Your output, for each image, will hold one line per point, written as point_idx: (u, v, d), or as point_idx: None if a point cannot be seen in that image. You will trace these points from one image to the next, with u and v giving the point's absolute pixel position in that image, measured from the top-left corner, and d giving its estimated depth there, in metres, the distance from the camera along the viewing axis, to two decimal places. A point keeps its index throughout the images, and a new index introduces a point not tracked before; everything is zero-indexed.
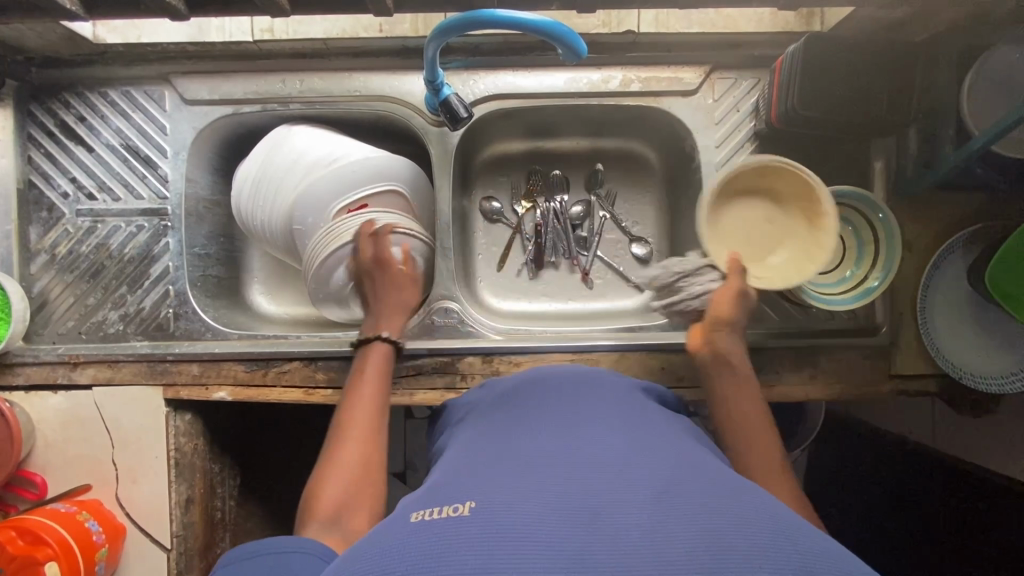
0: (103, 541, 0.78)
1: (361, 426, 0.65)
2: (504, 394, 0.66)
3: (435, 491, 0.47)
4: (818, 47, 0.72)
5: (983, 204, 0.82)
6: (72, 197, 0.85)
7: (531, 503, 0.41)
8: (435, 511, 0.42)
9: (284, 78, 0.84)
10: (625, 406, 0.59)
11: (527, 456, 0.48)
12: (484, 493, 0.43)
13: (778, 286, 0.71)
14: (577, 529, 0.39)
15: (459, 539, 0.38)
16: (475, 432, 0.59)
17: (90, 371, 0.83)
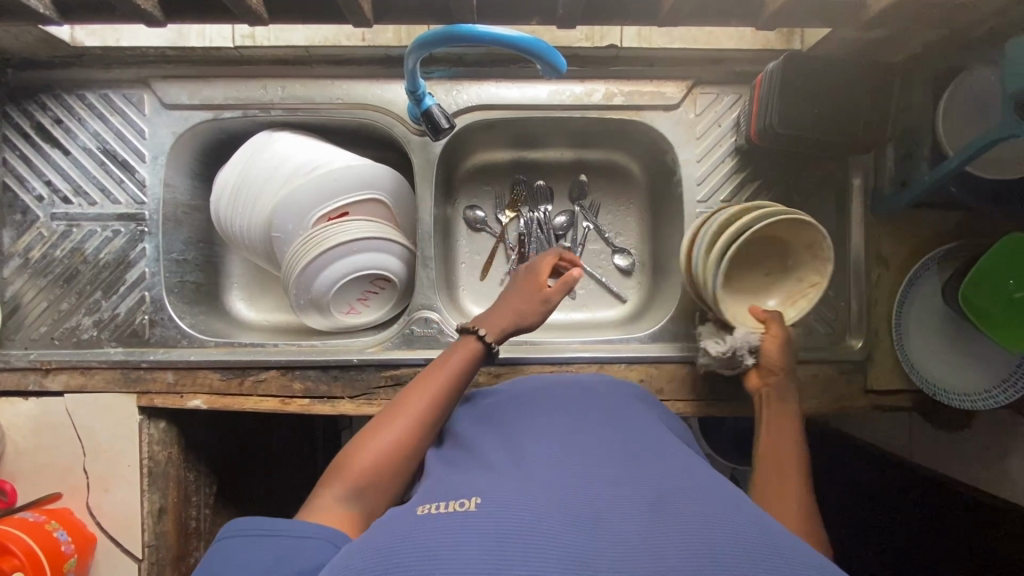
0: (72, 552, 0.77)
1: (416, 409, 0.63)
2: (499, 405, 0.65)
3: (438, 492, 0.47)
4: (798, 65, 0.73)
5: (959, 223, 0.83)
6: (47, 201, 0.84)
7: (532, 508, 0.41)
8: (441, 506, 0.44)
9: (265, 85, 0.83)
10: (614, 416, 0.59)
11: (531, 464, 0.49)
12: (490, 493, 0.44)
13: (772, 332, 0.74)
14: (577, 533, 0.39)
15: (460, 540, 0.38)
16: (474, 438, 0.59)
17: (63, 378, 0.82)
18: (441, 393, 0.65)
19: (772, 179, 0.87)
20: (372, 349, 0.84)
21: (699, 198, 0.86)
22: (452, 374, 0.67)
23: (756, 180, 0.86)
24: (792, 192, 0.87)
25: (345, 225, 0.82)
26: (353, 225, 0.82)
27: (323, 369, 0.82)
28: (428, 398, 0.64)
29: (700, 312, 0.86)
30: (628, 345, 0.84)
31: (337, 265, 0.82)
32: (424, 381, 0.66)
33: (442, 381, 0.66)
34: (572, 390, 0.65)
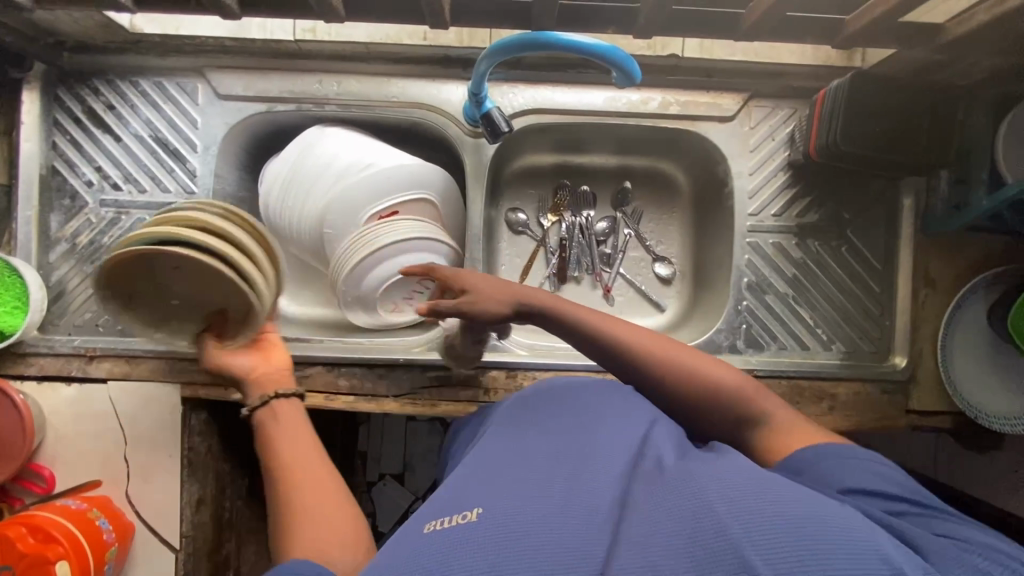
0: (112, 540, 0.77)
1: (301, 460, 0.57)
2: (528, 392, 0.64)
3: (447, 492, 0.48)
4: (863, 83, 0.73)
5: (1005, 247, 0.84)
6: (96, 186, 0.83)
7: (530, 508, 0.42)
8: (447, 519, 0.44)
9: (321, 79, 0.83)
10: (632, 401, 0.57)
11: (534, 456, 0.49)
12: (495, 485, 0.46)
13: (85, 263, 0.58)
14: (569, 532, 0.40)
15: (465, 547, 0.40)
16: (489, 426, 0.59)
17: (107, 365, 0.82)
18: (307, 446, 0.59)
19: (823, 196, 0.87)
20: (417, 349, 0.83)
21: (749, 212, 0.86)
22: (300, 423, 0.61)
23: (788, 187, 0.86)
24: (841, 209, 0.87)
25: (403, 224, 0.81)
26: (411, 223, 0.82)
27: (368, 367, 0.82)
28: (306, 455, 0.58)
29: (745, 326, 0.85)
30: None
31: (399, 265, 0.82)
32: (279, 455, 0.57)
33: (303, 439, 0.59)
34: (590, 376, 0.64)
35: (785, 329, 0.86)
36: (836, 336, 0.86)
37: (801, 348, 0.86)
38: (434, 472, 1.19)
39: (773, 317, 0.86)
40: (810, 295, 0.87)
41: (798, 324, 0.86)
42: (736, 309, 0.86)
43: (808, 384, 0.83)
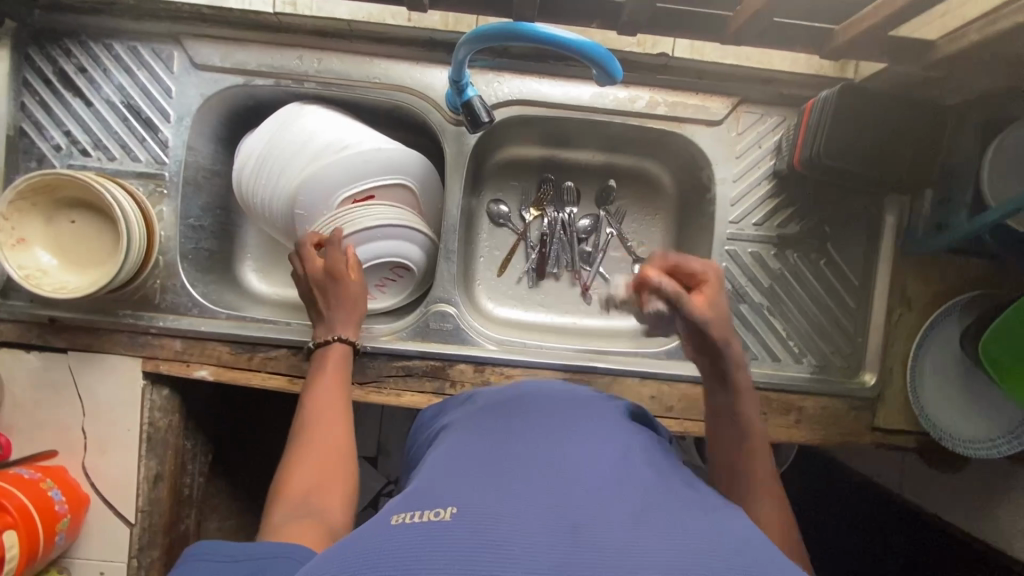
0: (65, 512, 0.76)
1: (322, 410, 0.68)
2: (492, 403, 0.61)
3: (414, 492, 0.43)
4: (852, 95, 0.71)
5: (984, 271, 0.83)
6: (64, 151, 0.80)
7: (511, 510, 0.37)
8: (415, 514, 0.38)
9: (301, 55, 0.81)
10: (612, 420, 0.54)
11: (509, 462, 0.44)
12: (467, 489, 0.41)
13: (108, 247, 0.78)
14: (554, 533, 0.35)
15: (438, 545, 0.34)
16: (450, 437, 0.55)
17: (68, 335, 0.80)
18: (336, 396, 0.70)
19: (806, 208, 0.86)
20: (384, 337, 0.82)
21: (731, 219, 0.85)
22: (338, 369, 0.73)
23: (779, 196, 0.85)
24: (823, 223, 0.86)
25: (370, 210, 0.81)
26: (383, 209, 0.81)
27: None
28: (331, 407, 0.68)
29: None
30: (644, 359, 0.84)
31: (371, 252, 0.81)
32: (313, 398, 0.69)
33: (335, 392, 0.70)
34: (571, 399, 0.60)
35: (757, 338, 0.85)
36: (808, 350, 0.86)
37: (772, 359, 0.85)
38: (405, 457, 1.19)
39: (747, 327, 0.85)
40: (785, 307, 0.86)
41: (772, 336, 0.85)
42: None
43: (776, 396, 0.83)
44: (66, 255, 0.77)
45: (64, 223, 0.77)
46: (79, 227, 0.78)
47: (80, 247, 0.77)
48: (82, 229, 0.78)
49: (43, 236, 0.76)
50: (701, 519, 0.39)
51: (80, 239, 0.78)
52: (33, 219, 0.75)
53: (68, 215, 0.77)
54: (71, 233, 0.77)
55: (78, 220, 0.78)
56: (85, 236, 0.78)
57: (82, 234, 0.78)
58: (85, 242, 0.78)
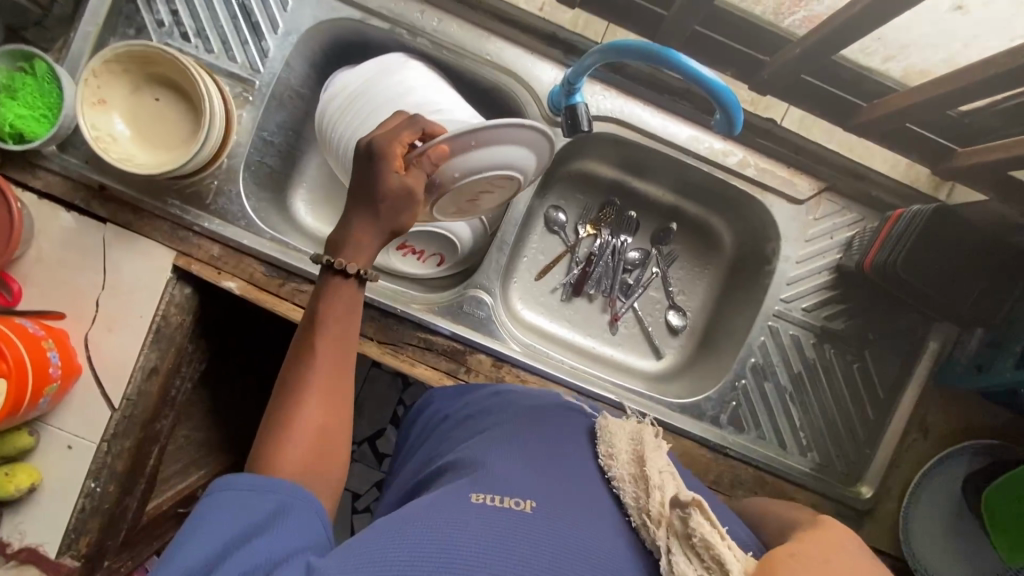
0: (57, 377, 0.75)
1: (321, 367, 0.56)
2: (536, 394, 0.64)
3: (483, 469, 0.47)
4: (943, 218, 0.72)
5: (1006, 423, 0.83)
6: (165, 29, 0.80)
7: (590, 520, 0.42)
8: (496, 498, 0.43)
9: (423, 11, 0.81)
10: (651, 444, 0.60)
11: (574, 467, 0.48)
12: (541, 488, 0.44)
13: (184, 133, 0.77)
14: (627, 554, 0.40)
15: (526, 538, 0.39)
16: (504, 414, 0.59)
17: (110, 207, 0.79)
18: (341, 354, 0.58)
19: (856, 309, 0.86)
20: (416, 306, 0.82)
21: (782, 296, 0.85)
22: (351, 318, 0.59)
23: (835, 290, 0.85)
24: (869, 329, 0.86)
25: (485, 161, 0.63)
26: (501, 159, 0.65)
27: (364, 306, 0.80)
28: (333, 370, 0.57)
29: (735, 404, 0.84)
30: (655, 405, 0.84)
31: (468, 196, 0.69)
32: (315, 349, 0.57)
33: (342, 350, 0.58)
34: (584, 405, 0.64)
35: (770, 418, 0.85)
36: (815, 446, 0.85)
37: (779, 444, 0.85)
38: (380, 426, 1.17)
39: (765, 405, 0.85)
40: (807, 398, 0.86)
41: (785, 421, 0.85)
42: (733, 384, 0.85)
43: (770, 479, 0.83)
44: (139, 130, 0.76)
45: (145, 98, 0.76)
46: (158, 105, 0.77)
47: (154, 125, 0.77)
48: (162, 109, 0.77)
49: (121, 106, 0.75)
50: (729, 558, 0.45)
51: (156, 117, 0.77)
52: (118, 86, 0.74)
53: (152, 90, 0.76)
54: (150, 110, 0.76)
55: (159, 99, 0.77)
56: (162, 116, 0.77)
57: (159, 113, 0.77)
58: (161, 121, 0.77)
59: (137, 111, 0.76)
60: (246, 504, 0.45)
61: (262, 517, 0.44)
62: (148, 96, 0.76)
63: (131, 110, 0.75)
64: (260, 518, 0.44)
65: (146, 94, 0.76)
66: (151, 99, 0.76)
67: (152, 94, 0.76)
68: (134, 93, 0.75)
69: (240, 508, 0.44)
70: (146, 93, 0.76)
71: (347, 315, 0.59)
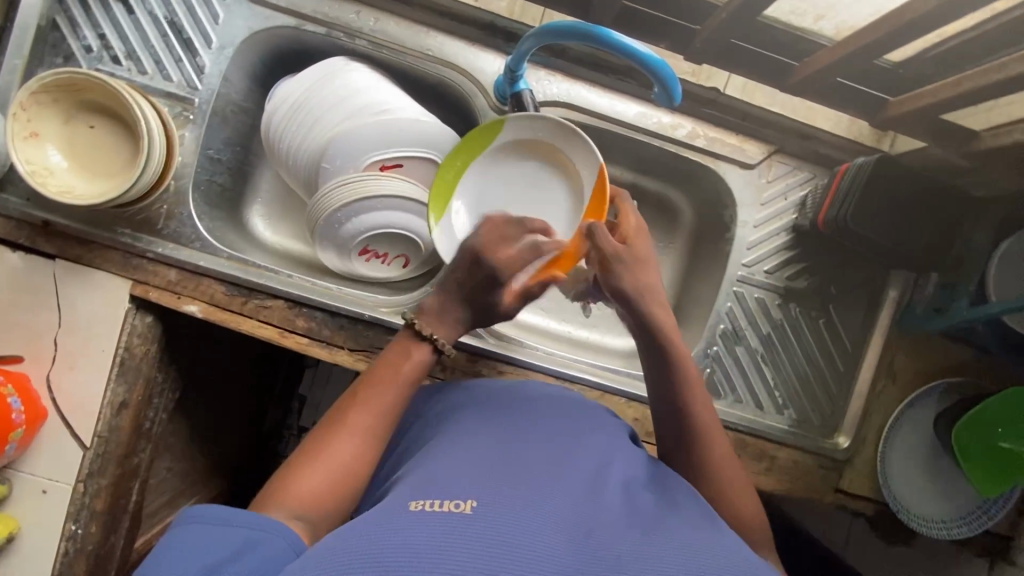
0: (21, 422, 0.73)
1: (370, 411, 0.57)
2: (496, 397, 0.64)
3: (428, 479, 0.47)
4: (887, 168, 0.74)
5: (970, 359, 0.86)
6: (94, 54, 0.77)
7: (531, 516, 0.41)
8: (434, 503, 0.42)
9: (359, 11, 0.80)
10: (616, 435, 0.60)
11: (525, 466, 0.48)
12: (482, 490, 0.44)
13: (125, 158, 0.75)
14: (571, 549, 0.39)
15: (460, 539, 0.38)
16: (460, 425, 0.58)
17: (58, 243, 0.77)
18: (392, 409, 0.58)
19: (816, 266, 0.88)
20: (385, 309, 0.81)
21: (744, 262, 0.87)
22: (411, 382, 0.60)
23: (795, 249, 0.87)
24: (830, 284, 0.88)
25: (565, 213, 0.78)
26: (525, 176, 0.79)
27: (331, 315, 0.80)
28: (379, 421, 0.57)
29: (710, 371, 0.86)
30: (633, 381, 0.85)
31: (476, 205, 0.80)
32: (370, 392, 0.58)
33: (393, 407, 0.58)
34: (573, 403, 0.64)
35: (744, 381, 0.87)
36: (791, 403, 0.87)
37: (756, 405, 0.87)
38: None
39: (737, 369, 0.87)
40: (778, 358, 0.88)
41: (759, 382, 0.87)
42: (705, 352, 0.86)
43: (752, 440, 0.85)
44: (78, 160, 0.74)
45: (82, 127, 0.74)
46: (95, 133, 0.75)
47: (94, 154, 0.75)
48: (99, 136, 0.75)
49: (55, 137, 0.73)
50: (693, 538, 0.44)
51: (94, 145, 0.75)
52: (50, 117, 0.72)
53: (87, 118, 0.74)
54: (87, 139, 0.74)
55: (96, 127, 0.75)
56: (100, 144, 0.75)
57: (97, 141, 0.75)
58: (100, 149, 0.75)
59: (74, 141, 0.74)
60: (209, 538, 0.44)
61: (228, 550, 0.43)
62: (83, 125, 0.74)
63: (66, 140, 0.73)
64: (225, 550, 0.43)
65: (81, 123, 0.74)
66: (86, 127, 0.74)
67: (87, 122, 0.74)
68: (68, 123, 0.73)
69: (205, 541, 0.44)
70: (81, 121, 0.74)
71: (408, 376, 0.60)
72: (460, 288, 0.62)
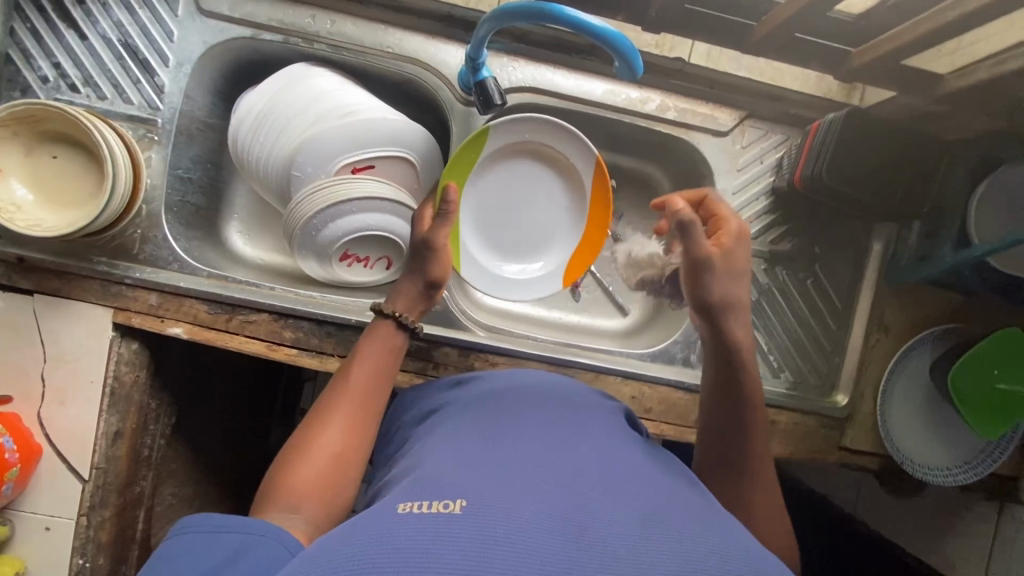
0: (16, 461, 0.72)
1: (349, 396, 0.62)
2: (487, 393, 0.63)
3: (419, 480, 0.46)
4: (858, 121, 0.74)
5: (961, 305, 0.86)
6: (51, 84, 0.76)
7: (524, 508, 0.40)
8: (423, 505, 0.41)
9: (314, 15, 0.79)
10: (608, 420, 0.59)
11: (516, 460, 0.47)
12: (473, 487, 0.43)
13: (92, 187, 0.74)
14: (565, 538, 0.38)
15: (450, 538, 0.37)
16: (452, 424, 0.57)
17: (35, 278, 0.76)
18: (370, 391, 0.64)
19: (799, 227, 0.88)
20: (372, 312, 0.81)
21: None
22: (383, 363, 0.66)
23: (775, 211, 0.87)
24: (814, 243, 0.88)
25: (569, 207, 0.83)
26: (523, 179, 0.82)
27: (318, 324, 0.79)
28: (359, 405, 0.62)
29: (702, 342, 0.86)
30: (626, 359, 0.85)
31: (479, 214, 0.82)
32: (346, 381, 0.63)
33: (372, 388, 0.64)
34: (565, 391, 0.64)
35: None
36: (787, 366, 0.87)
37: None
38: None
39: None
40: (769, 322, 0.88)
41: (753, 348, 0.87)
42: None
43: None
44: (44, 192, 0.73)
45: (45, 158, 0.73)
46: (59, 163, 0.74)
47: (60, 184, 0.74)
48: (63, 165, 0.74)
49: (19, 171, 0.72)
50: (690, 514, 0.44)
51: (59, 176, 0.74)
52: (12, 151, 0.71)
53: (50, 149, 0.73)
54: (52, 171, 0.74)
55: (60, 157, 0.74)
56: (66, 174, 0.74)
57: (63, 171, 0.74)
58: (66, 179, 0.74)
59: (39, 174, 0.73)
60: (207, 544, 0.44)
61: (222, 556, 0.43)
62: (47, 156, 0.73)
63: (31, 174, 0.73)
64: (222, 556, 0.43)
65: (44, 155, 0.73)
66: (50, 158, 0.74)
67: (52, 154, 0.74)
68: (32, 156, 0.73)
69: (198, 548, 0.44)
70: (45, 153, 0.73)
71: (380, 358, 0.66)
72: (429, 271, 0.71)
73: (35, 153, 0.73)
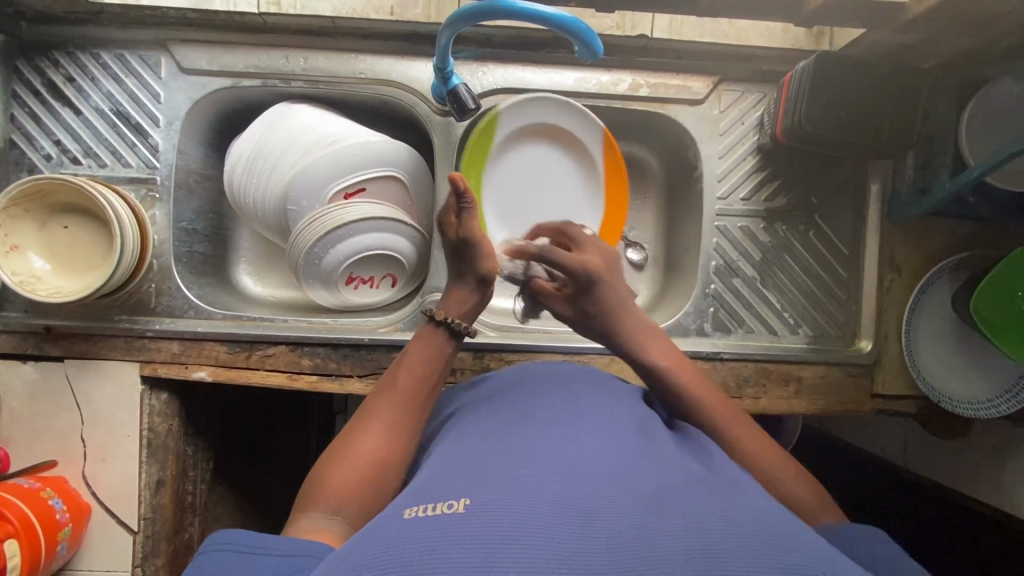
0: (67, 520, 0.75)
1: (390, 400, 0.62)
2: (495, 392, 0.63)
3: (423, 486, 0.45)
4: (828, 64, 0.74)
5: (971, 232, 0.84)
6: (55, 160, 0.81)
7: (528, 501, 0.40)
8: (428, 507, 0.41)
9: (287, 55, 0.82)
10: (620, 402, 0.58)
11: (525, 450, 0.47)
12: (476, 485, 0.42)
13: (104, 249, 0.78)
14: (571, 529, 0.38)
15: (452, 535, 0.37)
16: (459, 430, 0.57)
17: (65, 344, 0.80)
18: (411, 394, 0.63)
19: (792, 180, 0.88)
20: (383, 329, 0.83)
21: (719, 195, 0.86)
22: (425, 368, 0.66)
23: (763, 168, 0.87)
24: (810, 194, 0.88)
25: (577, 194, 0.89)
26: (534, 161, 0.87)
27: (333, 347, 0.81)
28: (398, 409, 0.62)
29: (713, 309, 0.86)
30: None
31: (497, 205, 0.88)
32: (392, 386, 0.64)
33: (412, 390, 0.63)
34: (574, 376, 0.63)
35: (751, 312, 0.86)
36: (804, 321, 0.86)
37: (768, 331, 0.86)
38: None
39: (740, 301, 0.86)
40: (779, 279, 0.87)
41: (765, 308, 0.86)
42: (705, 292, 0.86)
43: (775, 367, 0.83)
44: (60, 261, 0.77)
45: (59, 228, 0.78)
46: (71, 231, 0.78)
47: (74, 252, 0.78)
48: (74, 231, 0.78)
49: (37, 244, 0.76)
50: (705, 489, 0.43)
51: (72, 244, 0.78)
52: (25, 227, 0.75)
53: (60, 218, 0.78)
54: (65, 241, 0.78)
55: (71, 226, 0.78)
56: (79, 240, 0.78)
57: (76, 239, 0.78)
58: (79, 246, 0.78)
59: (54, 245, 0.77)
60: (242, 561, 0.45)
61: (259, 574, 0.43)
62: (58, 226, 0.78)
63: (45, 245, 0.77)
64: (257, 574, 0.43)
65: (53, 225, 0.77)
66: (60, 229, 0.78)
67: (63, 224, 0.78)
68: (45, 228, 0.77)
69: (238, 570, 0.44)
70: (58, 224, 0.78)
71: (420, 364, 0.66)
72: (478, 267, 0.72)
73: (47, 224, 0.77)
